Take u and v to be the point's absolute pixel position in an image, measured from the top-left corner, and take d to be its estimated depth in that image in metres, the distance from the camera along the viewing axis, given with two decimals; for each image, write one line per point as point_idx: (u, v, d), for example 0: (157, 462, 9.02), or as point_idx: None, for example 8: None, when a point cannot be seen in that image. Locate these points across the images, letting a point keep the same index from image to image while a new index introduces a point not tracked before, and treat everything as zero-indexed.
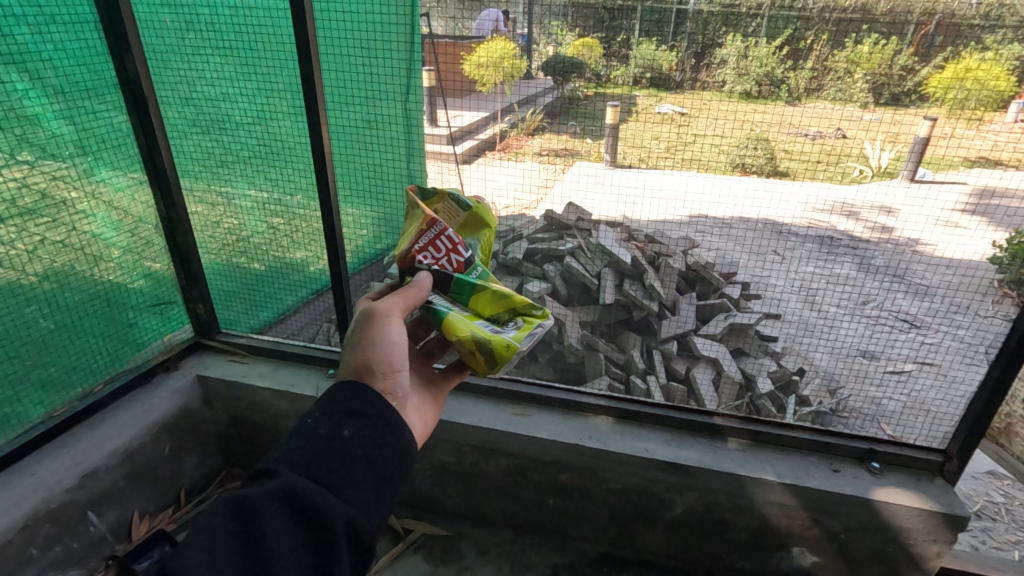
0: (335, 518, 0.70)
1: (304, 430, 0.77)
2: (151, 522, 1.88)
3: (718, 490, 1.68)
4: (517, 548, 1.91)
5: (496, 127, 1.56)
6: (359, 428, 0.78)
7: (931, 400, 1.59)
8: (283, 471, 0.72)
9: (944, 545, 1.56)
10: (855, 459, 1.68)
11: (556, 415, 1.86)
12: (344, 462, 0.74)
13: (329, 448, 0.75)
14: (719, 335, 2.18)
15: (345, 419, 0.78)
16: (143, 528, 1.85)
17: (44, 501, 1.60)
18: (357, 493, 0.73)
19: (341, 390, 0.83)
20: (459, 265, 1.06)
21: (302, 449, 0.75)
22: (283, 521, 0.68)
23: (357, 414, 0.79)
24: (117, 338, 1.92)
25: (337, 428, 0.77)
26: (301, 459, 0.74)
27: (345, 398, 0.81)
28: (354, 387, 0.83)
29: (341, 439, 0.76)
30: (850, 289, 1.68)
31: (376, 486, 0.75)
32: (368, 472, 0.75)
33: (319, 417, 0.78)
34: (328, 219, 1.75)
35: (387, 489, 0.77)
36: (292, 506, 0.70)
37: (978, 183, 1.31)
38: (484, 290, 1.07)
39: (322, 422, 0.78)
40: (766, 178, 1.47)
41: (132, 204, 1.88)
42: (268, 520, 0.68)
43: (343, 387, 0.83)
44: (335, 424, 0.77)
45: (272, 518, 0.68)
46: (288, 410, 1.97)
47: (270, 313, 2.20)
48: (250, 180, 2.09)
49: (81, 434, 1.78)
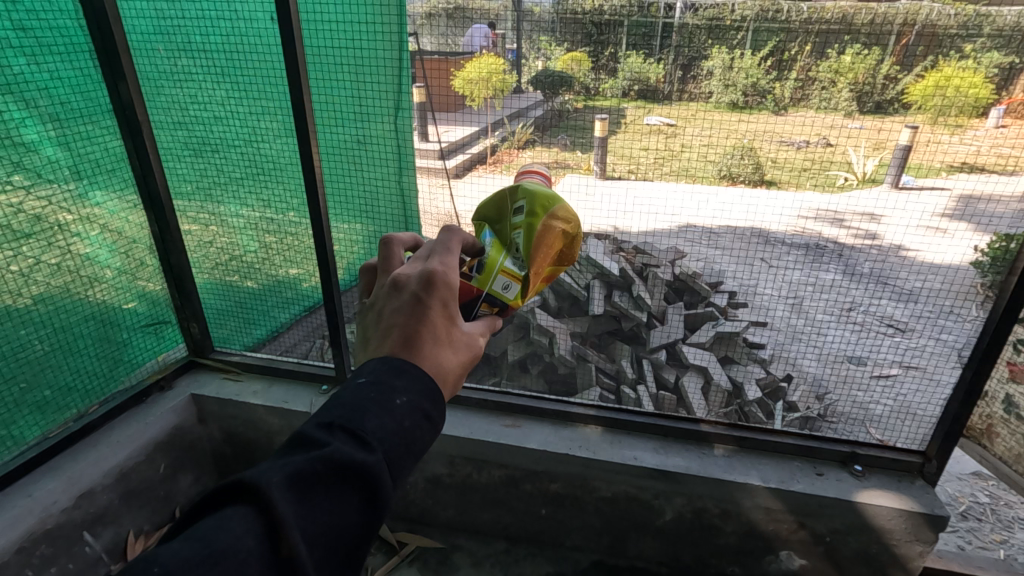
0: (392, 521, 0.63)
1: (391, 406, 0.65)
2: (146, 542, 1.82)
3: (706, 496, 1.69)
4: (511, 559, 1.88)
5: (484, 142, 1.58)
6: (436, 433, 0.68)
7: (917, 404, 1.61)
8: (372, 443, 0.62)
9: (926, 546, 1.58)
10: (838, 462, 1.69)
11: (547, 425, 1.86)
12: (417, 461, 0.66)
13: (409, 444, 0.64)
14: (707, 344, 2.26)
15: (426, 418, 0.67)
16: (139, 547, 1.79)
17: (39, 523, 1.56)
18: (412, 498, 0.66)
19: (428, 387, 0.68)
20: None
21: (388, 429, 0.63)
22: (355, 501, 0.61)
23: (433, 419, 0.68)
24: (111, 358, 1.89)
25: (419, 425, 0.66)
26: (388, 445, 0.63)
27: (431, 393, 0.68)
28: (434, 401, 0.68)
29: (424, 434, 0.66)
30: (835, 295, 1.75)
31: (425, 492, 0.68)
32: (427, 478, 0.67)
33: (409, 399, 0.66)
34: (317, 222, 1.72)
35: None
36: (371, 490, 0.61)
37: (960, 190, 1.33)
38: None
39: (411, 410, 0.66)
40: (751, 187, 1.50)
41: (127, 226, 1.86)
42: (345, 496, 0.60)
43: (431, 389, 0.69)
44: (420, 416, 0.66)
45: (347, 496, 0.60)
46: (280, 427, 1.95)
47: (263, 330, 2.15)
48: (241, 200, 2.04)
49: (76, 454, 1.73)
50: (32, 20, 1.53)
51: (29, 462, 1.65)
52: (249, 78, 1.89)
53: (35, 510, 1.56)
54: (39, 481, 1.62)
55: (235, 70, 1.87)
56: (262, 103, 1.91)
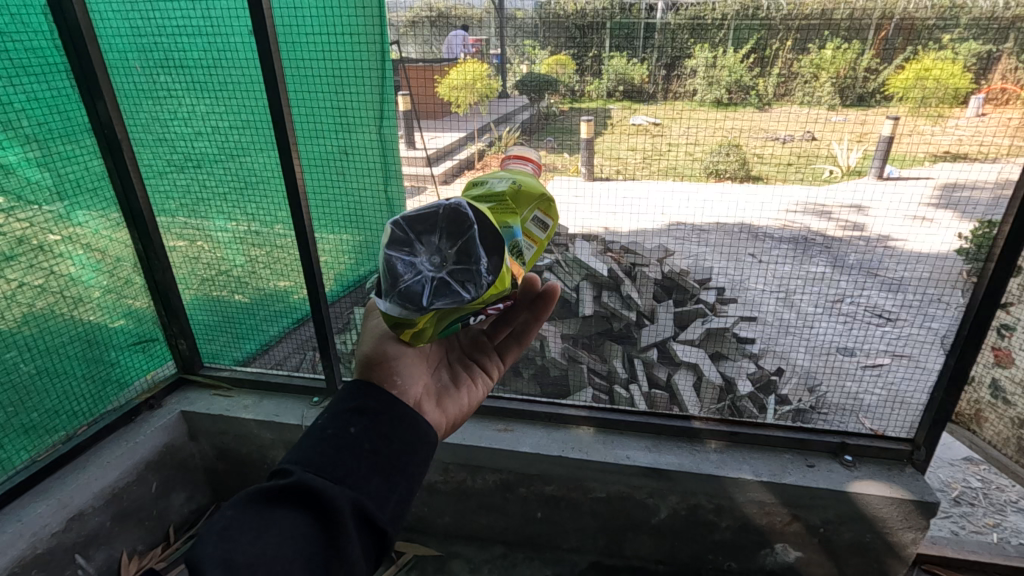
0: (345, 507, 0.72)
1: (313, 432, 0.79)
2: (141, 563, 1.80)
3: (699, 492, 1.70)
4: (509, 563, 1.88)
5: (473, 147, 1.54)
6: (366, 425, 0.80)
7: (907, 392, 1.64)
8: (294, 467, 0.74)
9: (918, 532, 1.60)
10: (828, 454, 1.72)
11: (540, 429, 1.86)
12: (354, 458, 0.76)
13: (337, 445, 0.77)
14: (697, 341, 2.10)
15: (352, 417, 0.80)
16: (133, 568, 1.77)
17: (30, 547, 1.53)
18: (367, 483, 0.75)
19: (352, 391, 0.85)
20: None
21: (312, 448, 0.76)
22: (296, 516, 0.70)
23: (363, 411, 0.81)
24: (99, 378, 1.86)
25: (344, 426, 0.79)
26: (312, 457, 0.75)
27: (354, 398, 0.83)
28: (357, 388, 0.85)
29: (349, 434, 0.78)
30: (822, 288, 1.65)
31: (388, 480, 0.77)
32: (376, 464, 0.77)
33: (327, 417, 0.81)
34: (305, 257, 1.74)
35: (400, 480, 0.78)
36: (306, 499, 0.71)
37: (943, 177, 1.35)
38: None
39: (331, 421, 0.80)
40: (741, 183, 1.49)
41: (110, 245, 1.84)
42: (283, 513, 0.70)
43: (355, 388, 0.85)
44: (346, 419, 0.80)
45: (282, 516, 0.70)
46: (274, 440, 1.93)
47: (254, 344, 2.10)
48: (227, 213, 1.98)
49: (66, 476, 1.71)
50: (6, 42, 1.50)
51: (16, 486, 1.62)
52: (234, 95, 1.86)
53: (24, 535, 1.53)
54: (29, 505, 1.60)
55: (216, 86, 1.85)
56: (243, 117, 1.87)
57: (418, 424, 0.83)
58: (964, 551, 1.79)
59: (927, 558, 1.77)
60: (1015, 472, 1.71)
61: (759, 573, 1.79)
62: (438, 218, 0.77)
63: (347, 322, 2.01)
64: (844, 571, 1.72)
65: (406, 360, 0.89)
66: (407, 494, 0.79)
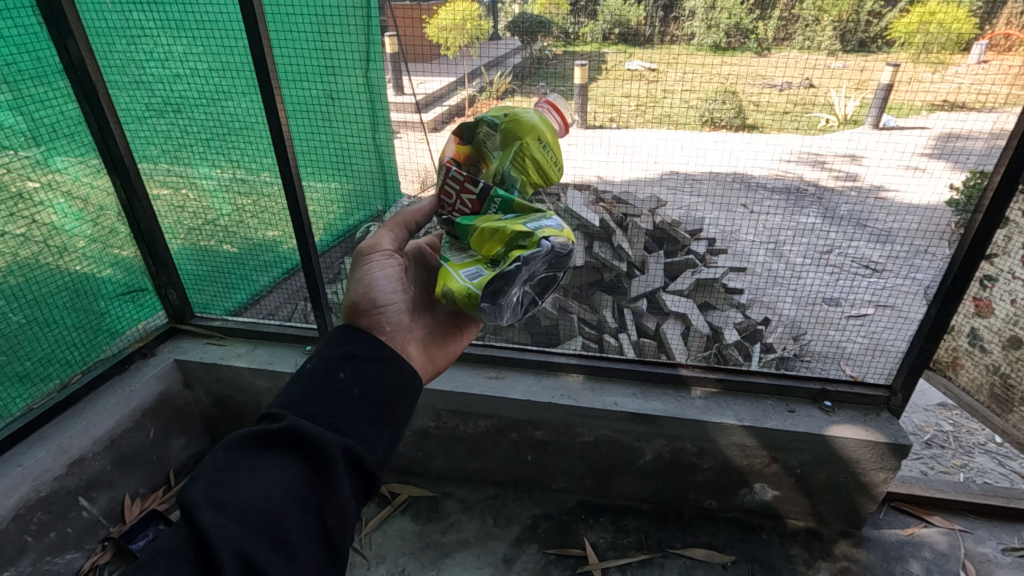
0: (334, 451, 0.73)
1: (303, 377, 0.80)
2: (142, 505, 1.85)
3: (684, 436, 1.75)
4: (500, 503, 1.96)
5: (462, 94, 1.51)
6: (355, 371, 0.80)
7: (888, 340, 1.67)
8: (285, 412, 0.76)
9: (889, 473, 1.68)
10: (809, 399, 1.78)
11: (530, 376, 1.90)
12: (344, 403, 0.77)
13: (327, 391, 0.78)
14: (686, 291, 2.20)
15: (341, 363, 0.81)
16: (136, 510, 1.83)
17: (33, 491, 1.57)
18: (357, 428, 0.76)
19: (339, 336, 0.86)
20: (471, 203, 0.96)
21: (302, 393, 0.78)
22: (287, 459, 0.72)
23: (352, 357, 0.82)
24: (89, 328, 1.86)
25: (333, 372, 0.80)
26: (302, 401, 0.76)
27: (341, 343, 0.84)
28: (345, 332, 0.87)
29: (339, 379, 0.79)
30: (813, 239, 1.65)
31: (376, 425, 0.78)
32: (366, 410, 0.78)
33: (316, 362, 0.82)
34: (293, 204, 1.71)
35: (388, 425, 0.79)
36: (295, 443, 0.73)
37: (940, 127, 1.33)
38: (478, 230, 0.91)
39: (320, 367, 0.81)
40: (735, 132, 1.45)
41: (92, 193, 1.80)
42: (274, 457, 0.72)
43: (342, 334, 0.86)
44: (334, 364, 0.81)
45: (273, 460, 0.72)
46: (268, 388, 1.96)
47: (244, 294, 2.09)
48: (212, 161, 1.89)
49: (63, 423, 1.73)
50: None
51: (16, 432, 1.64)
52: (211, 36, 1.73)
53: (27, 479, 1.56)
54: (28, 451, 1.63)
55: (190, 25, 1.73)
56: (224, 59, 1.76)
57: (405, 373, 0.85)
58: (931, 489, 1.88)
59: (894, 496, 1.87)
60: (986, 417, 1.80)
61: (738, 509, 1.88)
62: (558, 255, 0.86)
63: (337, 272, 2.02)
64: (817, 508, 1.81)
65: (393, 309, 0.92)
66: (395, 437, 0.80)
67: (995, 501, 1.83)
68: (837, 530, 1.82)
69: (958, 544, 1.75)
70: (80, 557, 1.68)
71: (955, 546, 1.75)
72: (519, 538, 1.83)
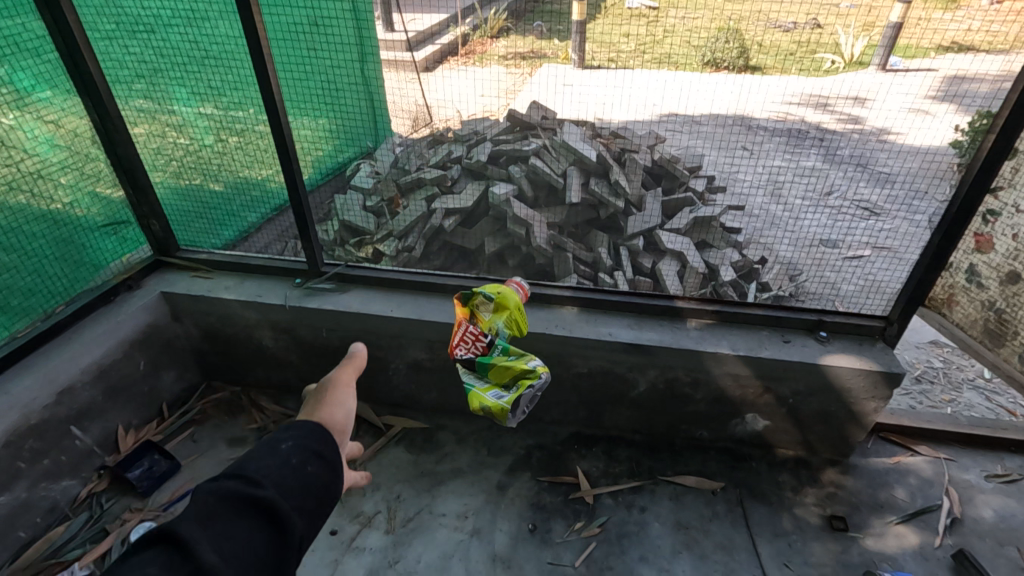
0: (303, 425, 0.77)
1: None
2: (137, 436, 1.94)
3: (677, 366, 1.79)
4: (493, 434, 2.03)
5: (456, 30, 1.48)
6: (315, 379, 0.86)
7: (884, 279, 1.70)
8: None
9: (881, 402, 1.74)
10: (805, 330, 1.81)
11: (524, 308, 1.91)
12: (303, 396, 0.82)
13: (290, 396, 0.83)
14: (683, 229, 2.10)
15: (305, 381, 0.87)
16: (130, 441, 1.91)
17: (23, 419, 1.59)
18: (319, 412, 0.81)
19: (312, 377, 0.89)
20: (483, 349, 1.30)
21: None
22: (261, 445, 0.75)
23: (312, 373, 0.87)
24: (70, 258, 1.84)
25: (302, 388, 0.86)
26: None
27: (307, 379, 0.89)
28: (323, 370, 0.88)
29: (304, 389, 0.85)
30: (813, 181, 1.63)
31: (335, 407, 0.82)
32: (326, 395, 0.83)
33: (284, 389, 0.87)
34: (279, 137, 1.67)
35: (347, 406, 0.83)
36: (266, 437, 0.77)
37: (948, 70, 1.30)
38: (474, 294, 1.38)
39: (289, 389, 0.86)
40: (738, 74, 1.39)
41: (64, 116, 1.74)
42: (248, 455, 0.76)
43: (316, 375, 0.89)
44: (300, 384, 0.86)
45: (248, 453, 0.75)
46: (258, 320, 1.98)
47: (231, 232, 2.08)
48: (195, 97, 1.87)
49: (50, 353, 1.74)
50: None
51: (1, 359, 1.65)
52: None
53: (16, 405, 1.59)
54: (16, 378, 1.64)
55: None
56: None
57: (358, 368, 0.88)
58: (920, 421, 1.98)
59: (883, 426, 1.98)
60: (977, 351, 1.84)
61: (729, 439, 1.96)
62: None
63: (328, 210, 1.98)
64: (807, 438, 1.89)
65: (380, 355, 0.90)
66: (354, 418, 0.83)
67: (981, 431, 1.95)
68: (824, 459, 1.92)
69: (944, 470, 1.87)
70: (76, 485, 1.77)
71: (939, 473, 1.86)
72: (512, 467, 1.92)
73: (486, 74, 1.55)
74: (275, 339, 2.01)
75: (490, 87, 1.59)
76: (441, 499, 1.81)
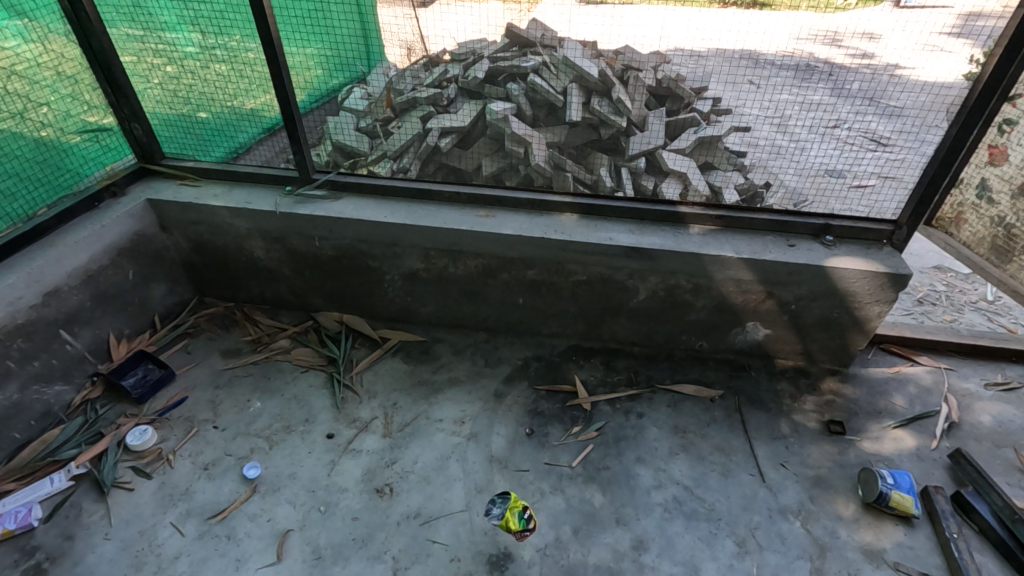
0: None
1: None
2: (130, 346, 1.99)
3: (678, 272, 1.82)
4: (491, 346, 2.11)
5: None
6: None
7: (888, 205, 1.72)
8: None
9: (884, 306, 1.79)
10: (810, 236, 1.82)
11: (522, 215, 1.91)
12: None
13: None
14: (687, 150, 2.01)
15: None
16: (123, 350, 1.96)
17: (10, 317, 1.63)
18: None
19: None
20: None
21: None
22: None
23: None
24: (51, 161, 1.81)
25: None
26: None
27: None
28: None
29: None
30: (820, 114, 1.59)
31: None
32: None
33: None
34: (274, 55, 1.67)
35: None
36: None
37: (964, 9, 1.33)
38: None
39: None
40: (745, 10, 1.41)
41: (35, 8, 1.67)
42: None
43: None
44: None
45: None
46: (248, 229, 1.98)
47: (223, 149, 2.01)
48: (180, 16, 1.73)
49: (36, 253, 1.73)
50: None
51: None
52: None
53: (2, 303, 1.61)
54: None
55: None
56: None
57: None
58: (921, 334, 2.10)
59: (885, 339, 2.08)
60: (982, 268, 1.74)
61: (727, 350, 2.04)
62: None
63: (320, 133, 1.97)
64: (808, 347, 1.97)
65: None
66: None
67: (981, 342, 2.07)
68: (825, 368, 2.02)
69: (942, 379, 1.98)
70: (69, 391, 1.83)
71: (938, 381, 1.97)
72: (509, 377, 1.99)
73: (486, 10, 1.55)
74: (267, 250, 2.03)
75: (491, 24, 1.60)
76: (438, 405, 1.90)
